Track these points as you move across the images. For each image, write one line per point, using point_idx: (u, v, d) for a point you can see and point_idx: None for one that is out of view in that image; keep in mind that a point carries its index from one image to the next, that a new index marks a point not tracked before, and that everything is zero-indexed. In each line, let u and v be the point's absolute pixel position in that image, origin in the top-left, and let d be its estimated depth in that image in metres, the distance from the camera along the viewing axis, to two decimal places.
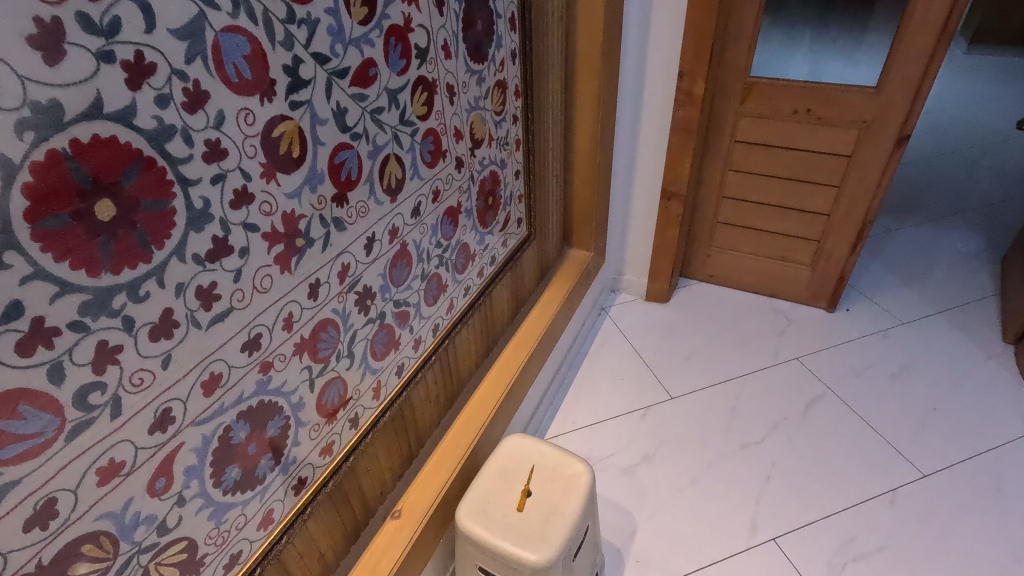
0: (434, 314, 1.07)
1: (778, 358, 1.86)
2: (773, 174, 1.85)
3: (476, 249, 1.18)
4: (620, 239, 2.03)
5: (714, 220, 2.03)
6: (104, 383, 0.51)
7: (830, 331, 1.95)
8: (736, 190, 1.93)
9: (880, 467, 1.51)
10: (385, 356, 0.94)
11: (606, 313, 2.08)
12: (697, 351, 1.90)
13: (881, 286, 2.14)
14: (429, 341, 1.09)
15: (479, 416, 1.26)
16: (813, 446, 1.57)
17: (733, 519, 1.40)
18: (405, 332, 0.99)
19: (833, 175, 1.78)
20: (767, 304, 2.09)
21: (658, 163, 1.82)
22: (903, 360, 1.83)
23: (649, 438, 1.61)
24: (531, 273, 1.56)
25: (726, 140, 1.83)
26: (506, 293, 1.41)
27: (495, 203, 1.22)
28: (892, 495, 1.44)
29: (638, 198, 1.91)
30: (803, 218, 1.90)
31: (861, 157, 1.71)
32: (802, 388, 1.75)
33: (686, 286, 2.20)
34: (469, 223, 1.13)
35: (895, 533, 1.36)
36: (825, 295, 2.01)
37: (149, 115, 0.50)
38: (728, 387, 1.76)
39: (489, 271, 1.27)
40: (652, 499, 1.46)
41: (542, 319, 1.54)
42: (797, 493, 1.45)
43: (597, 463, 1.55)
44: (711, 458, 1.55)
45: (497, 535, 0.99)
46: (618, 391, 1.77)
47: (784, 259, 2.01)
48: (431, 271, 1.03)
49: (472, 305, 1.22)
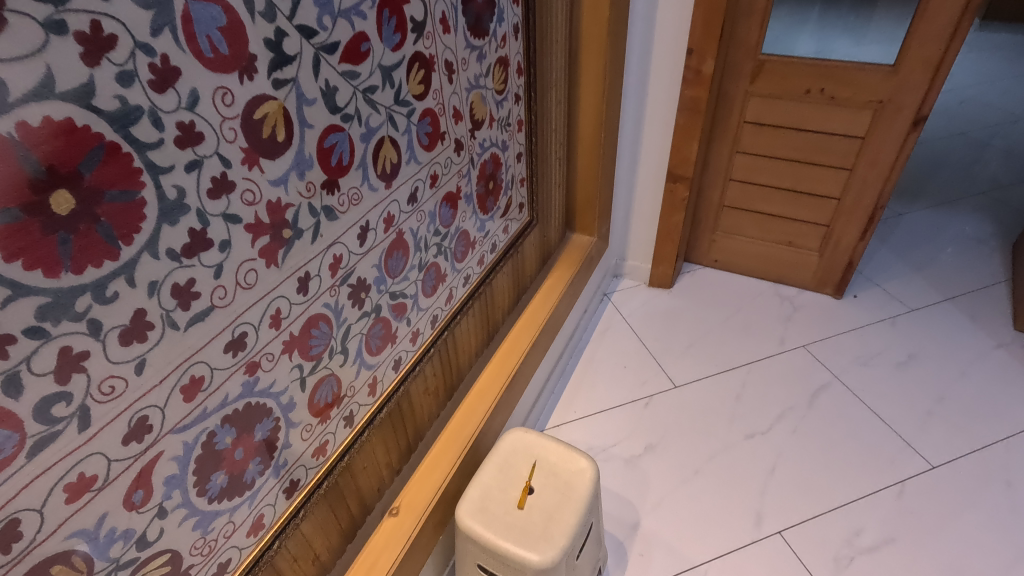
0: (432, 306, 1.02)
1: (783, 346, 1.83)
2: (781, 156, 1.79)
3: (476, 236, 1.13)
4: (623, 223, 1.98)
5: (720, 204, 1.98)
6: (69, 393, 0.46)
7: (836, 318, 1.91)
8: (742, 173, 1.88)
9: (888, 458, 1.48)
10: (381, 351, 0.90)
11: (609, 299, 2.04)
12: (700, 338, 1.87)
13: (889, 272, 2.09)
14: (428, 334, 1.04)
15: (479, 409, 1.22)
16: (818, 436, 1.54)
17: (738, 512, 1.38)
18: (402, 326, 0.94)
19: (844, 157, 1.72)
20: (772, 291, 2.05)
21: (664, 146, 1.75)
22: (911, 347, 1.79)
23: (650, 428, 1.58)
24: (532, 260, 1.51)
25: (734, 122, 1.77)
26: (507, 281, 1.36)
27: (496, 188, 1.16)
28: (900, 488, 1.41)
29: (644, 180, 1.85)
30: (812, 202, 1.84)
31: (874, 139, 1.65)
32: (808, 376, 1.71)
33: (690, 271, 2.15)
34: (469, 210, 1.07)
35: (901, 525, 1.34)
36: (832, 281, 1.97)
37: (110, 94, 0.44)
38: (732, 375, 1.73)
39: (489, 259, 1.22)
40: (654, 490, 1.43)
41: (544, 306, 1.50)
42: (802, 484, 1.43)
43: (598, 454, 1.52)
44: (716, 448, 1.52)
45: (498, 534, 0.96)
46: (620, 379, 1.73)
47: (791, 244, 1.97)
48: (429, 260, 0.98)
49: (472, 294, 1.17)
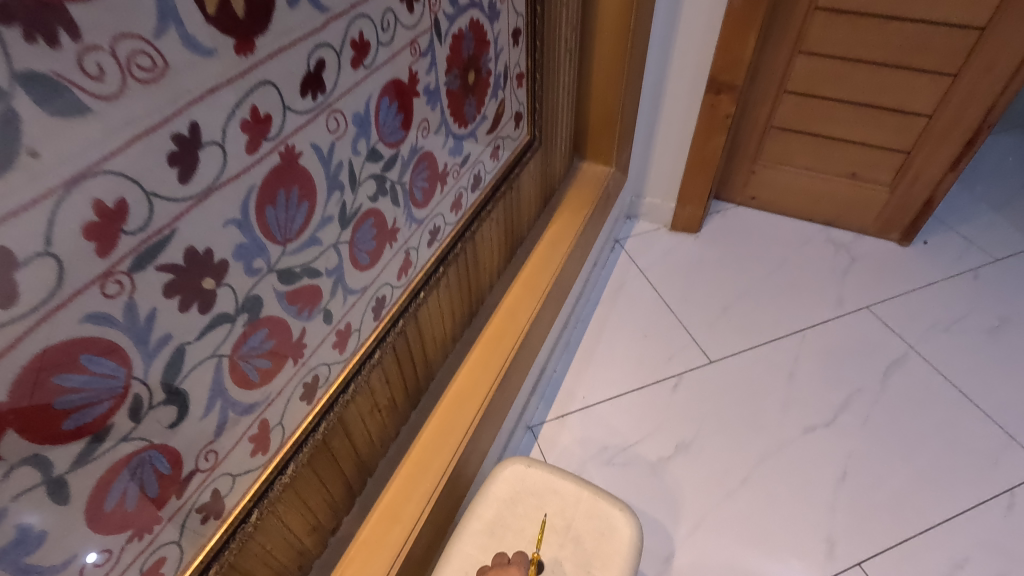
0: (374, 283, 0.61)
1: (842, 307, 1.46)
2: (860, 57, 1.34)
3: (447, 164, 0.69)
4: (642, 149, 1.54)
5: (767, 124, 1.53)
6: None
7: (905, 272, 1.54)
8: (803, 82, 1.43)
9: (988, 459, 1.17)
10: (270, 377, 0.49)
11: (621, 247, 1.63)
12: (739, 298, 1.49)
13: (965, 211, 1.70)
14: (370, 329, 0.63)
15: (458, 424, 0.84)
16: (897, 429, 1.21)
17: (804, 536, 1.06)
18: (315, 325, 0.53)
19: (949, 58, 1.27)
20: (823, 236, 1.65)
21: (709, 42, 1.29)
22: (1000, 310, 1.44)
23: (684, 419, 1.23)
24: (530, 199, 1.08)
25: (803, 8, 1.30)
26: (496, 232, 0.94)
27: (481, 84, 0.72)
28: (1009, 499, 1.11)
29: (676, 89, 1.39)
30: (892, 121, 1.41)
31: (999, 32, 1.20)
32: (877, 347, 1.36)
33: (721, 210, 1.73)
34: (436, 119, 0.63)
35: (1014, 551, 1.05)
36: (901, 224, 1.58)
37: None
38: (781, 347, 1.37)
39: (470, 201, 0.79)
40: (694, 507, 1.10)
41: (548, 265, 1.09)
42: (881, 496, 1.11)
43: (617, 455, 1.18)
44: (768, 446, 1.18)
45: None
46: (640, 353, 1.36)
47: (854, 176, 1.55)
48: (364, 207, 0.55)
49: (444, 258, 0.75)
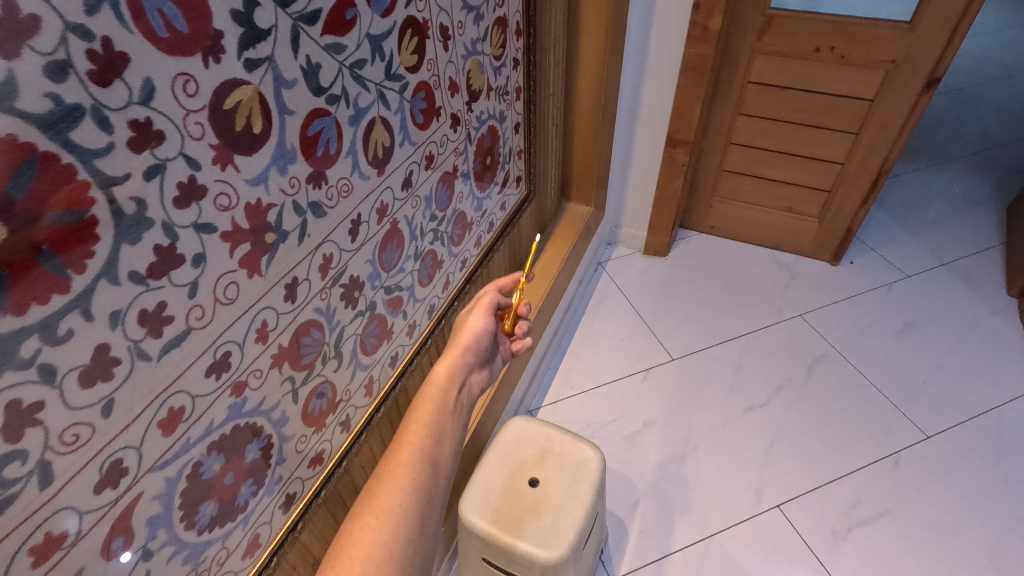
0: (429, 295, 0.96)
1: (781, 315, 1.80)
2: (786, 119, 1.71)
3: (474, 216, 1.05)
4: (619, 187, 1.90)
5: (718, 168, 1.90)
6: (25, 451, 0.40)
7: (834, 286, 1.89)
8: (745, 137, 1.79)
9: (884, 430, 1.50)
10: (377, 349, 0.84)
11: (603, 269, 1.98)
12: (698, 309, 1.83)
13: (887, 235, 2.06)
14: (425, 325, 0.98)
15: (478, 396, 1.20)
16: (816, 408, 1.55)
17: (736, 489, 1.39)
18: (399, 320, 0.88)
19: (852, 120, 1.64)
20: (770, 258, 2.00)
21: (666, 109, 1.66)
22: (908, 316, 1.79)
23: (649, 402, 1.57)
24: (528, 234, 1.44)
25: (738, 82, 1.68)
26: (504, 259, 1.29)
27: (494, 163, 1.08)
28: (895, 459, 1.44)
29: (643, 143, 1.76)
30: (814, 167, 1.78)
31: (884, 102, 1.57)
32: (806, 346, 1.70)
33: (686, 237, 2.09)
34: (467, 190, 0.99)
35: (895, 496, 1.38)
36: (831, 248, 1.93)
37: (38, 93, 0.35)
38: (730, 347, 1.71)
39: (486, 239, 1.14)
40: (657, 466, 1.44)
41: (542, 283, 1.44)
42: (800, 458, 1.45)
43: (597, 432, 1.51)
44: (716, 423, 1.52)
45: (487, 362, 0.95)
46: (617, 353, 1.70)
47: (790, 210, 1.91)
48: (426, 248, 0.90)
49: (470, 278, 1.10)
